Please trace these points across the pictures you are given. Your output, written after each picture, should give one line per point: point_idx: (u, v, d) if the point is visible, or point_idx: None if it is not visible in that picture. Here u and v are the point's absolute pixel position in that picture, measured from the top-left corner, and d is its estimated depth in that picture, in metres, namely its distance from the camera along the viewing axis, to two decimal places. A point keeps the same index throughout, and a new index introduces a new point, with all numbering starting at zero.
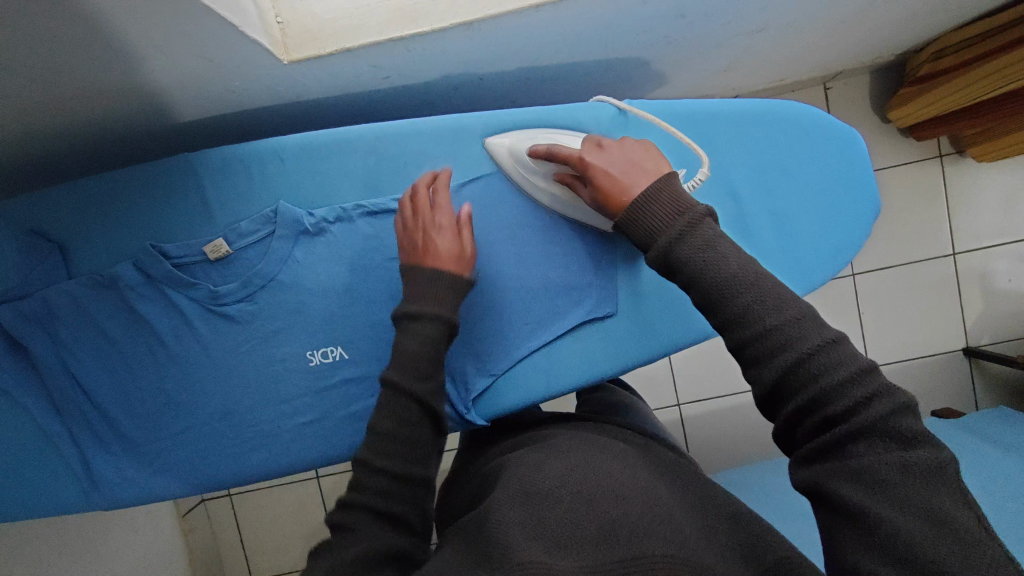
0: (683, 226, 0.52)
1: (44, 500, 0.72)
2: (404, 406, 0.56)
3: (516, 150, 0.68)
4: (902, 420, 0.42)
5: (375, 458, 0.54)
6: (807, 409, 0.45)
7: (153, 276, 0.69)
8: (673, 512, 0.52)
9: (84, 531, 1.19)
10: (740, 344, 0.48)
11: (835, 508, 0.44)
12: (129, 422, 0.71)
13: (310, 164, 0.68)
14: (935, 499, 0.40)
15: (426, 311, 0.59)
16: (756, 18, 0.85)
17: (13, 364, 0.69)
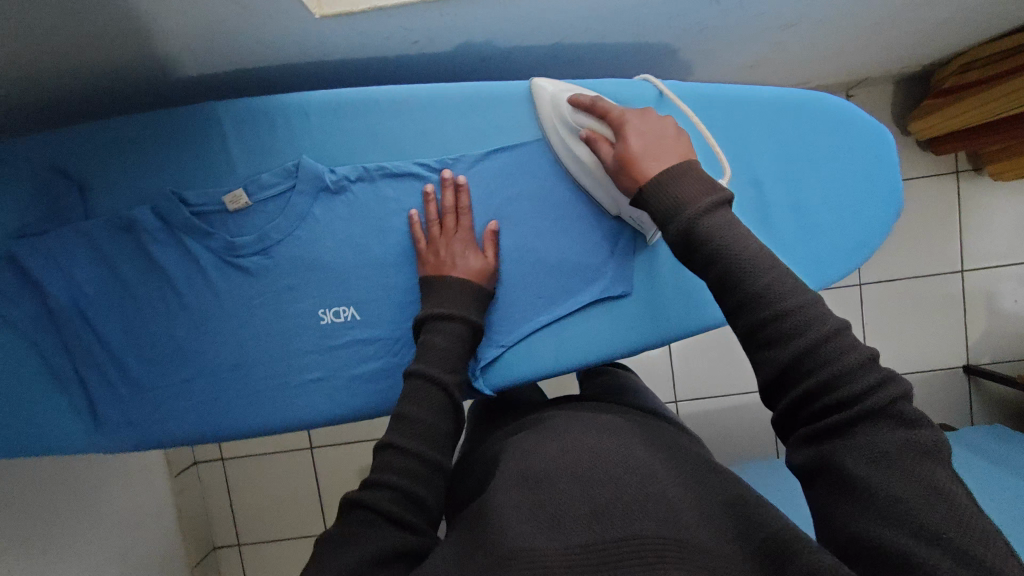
0: (710, 204, 0.51)
1: (49, 438, 0.72)
2: (434, 394, 0.59)
3: (556, 98, 0.67)
4: (906, 406, 0.44)
5: (400, 441, 0.56)
6: (817, 392, 0.45)
7: (172, 222, 0.68)
8: (668, 484, 0.51)
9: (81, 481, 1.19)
10: (752, 328, 0.48)
11: (840, 484, 0.44)
12: (138, 366, 0.71)
13: (334, 121, 0.68)
14: (936, 473, 0.41)
15: (456, 312, 0.64)
16: (792, 11, 0.84)
17: (25, 300, 0.69)
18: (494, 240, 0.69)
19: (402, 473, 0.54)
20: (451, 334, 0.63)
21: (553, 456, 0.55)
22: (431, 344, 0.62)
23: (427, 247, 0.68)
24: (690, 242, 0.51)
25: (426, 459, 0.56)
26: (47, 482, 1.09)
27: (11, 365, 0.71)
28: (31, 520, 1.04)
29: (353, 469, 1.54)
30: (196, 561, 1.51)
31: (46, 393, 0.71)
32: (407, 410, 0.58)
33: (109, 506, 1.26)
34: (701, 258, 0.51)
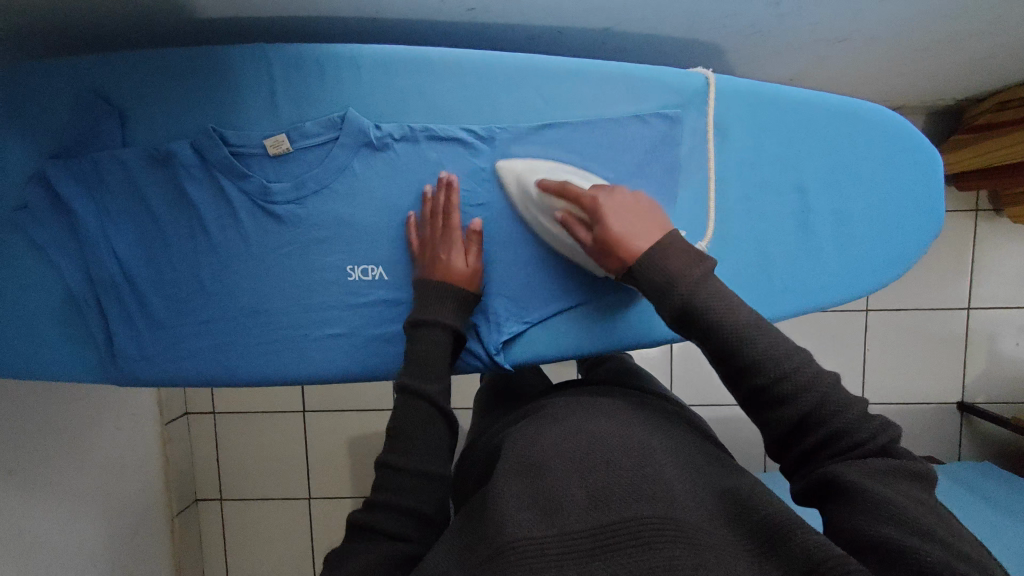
0: (698, 273, 0.51)
1: (61, 362, 0.71)
2: (417, 406, 0.59)
3: (523, 179, 0.67)
4: (896, 446, 0.48)
5: (393, 461, 0.57)
6: (826, 442, 0.47)
7: (208, 160, 0.67)
8: (669, 467, 0.51)
9: (75, 420, 1.18)
10: (756, 390, 0.49)
11: (840, 494, 0.45)
12: (159, 301, 0.70)
13: (385, 78, 0.67)
14: (916, 492, 0.45)
15: (432, 318, 0.64)
16: (848, 26, 0.84)
17: (53, 223, 0.68)
18: (476, 239, 0.68)
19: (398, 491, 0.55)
20: (432, 341, 0.63)
21: (552, 445, 0.55)
22: (415, 356, 0.62)
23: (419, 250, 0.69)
24: (686, 313, 0.51)
25: (420, 471, 0.56)
26: (41, 413, 1.08)
27: (31, 286, 0.70)
28: (23, 447, 1.04)
29: (343, 438, 1.54)
30: (177, 511, 1.51)
31: (63, 318, 0.71)
32: (397, 427, 0.59)
33: (99, 445, 1.25)
34: (697, 333, 0.51)
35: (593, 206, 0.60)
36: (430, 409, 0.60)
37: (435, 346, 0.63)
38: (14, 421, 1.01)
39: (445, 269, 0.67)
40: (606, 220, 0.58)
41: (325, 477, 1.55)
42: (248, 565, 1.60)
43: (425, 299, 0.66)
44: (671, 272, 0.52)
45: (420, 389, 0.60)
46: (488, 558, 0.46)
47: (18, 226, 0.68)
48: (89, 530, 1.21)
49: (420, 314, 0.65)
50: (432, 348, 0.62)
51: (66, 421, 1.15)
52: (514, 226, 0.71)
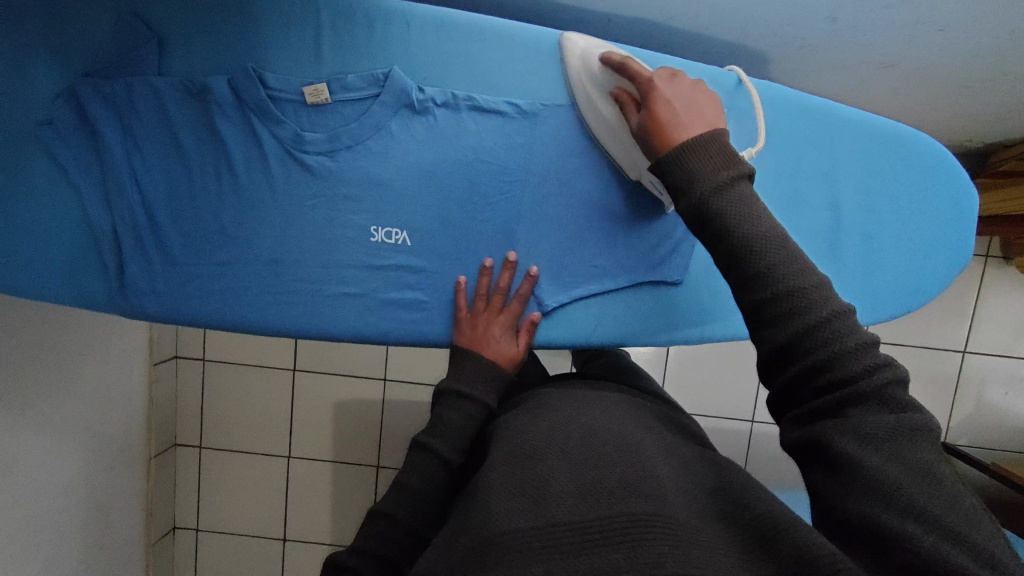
0: (726, 175, 0.48)
1: (64, 287, 0.69)
2: (433, 467, 0.61)
3: (587, 53, 0.65)
4: (899, 393, 0.42)
5: (392, 510, 0.59)
6: (813, 371, 0.43)
7: (245, 100, 0.66)
8: (660, 466, 0.50)
9: (65, 347, 1.16)
10: (756, 303, 0.45)
11: (833, 465, 0.42)
12: (177, 237, 0.69)
13: (434, 40, 0.66)
14: (923, 455, 0.40)
15: (472, 392, 0.65)
16: (895, 53, 0.83)
17: (76, 142, 0.67)
18: (529, 329, 0.71)
19: (387, 539, 0.57)
20: (464, 412, 0.64)
21: (547, 432, 0.54)
22: (444, 419, 0.64)
23: (467, 317, 0.70)
24: (705, 214, 0.48)
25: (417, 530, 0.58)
26: (35, 332, 1.08)
27: (46, 204, 0.68)
28: (14, 362, 1.03)
29: (330, 400, 1.53)
30: (155, 453, 1.50)
31: (74, 242, 0.69)
32: (406, 480, 0.60)
33: (86, 375, 1.24)
34: (711, 236, 0.48)
35: (648, 90, 0.58)
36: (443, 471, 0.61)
37: (461, 419, 0.64)
38: (8, 335, 1.00)
39: (489, 343, 0.68)
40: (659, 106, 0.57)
41: (306, 438, 1.55)
42: (218, 517, 1.59)
43: (464, 370, 0.67)
44: (695, 172, 0.49)
45: (439, 449, 0.61)
46: (476, 546, 0.46)
47: (41, 141, 0.66)
48: (67, 457, 1.21)
49: (456, 385, 0.66)
50: (462, 417, 0.64)
51: (56, 347, 1.14)
52: (541, 207, 0.71)
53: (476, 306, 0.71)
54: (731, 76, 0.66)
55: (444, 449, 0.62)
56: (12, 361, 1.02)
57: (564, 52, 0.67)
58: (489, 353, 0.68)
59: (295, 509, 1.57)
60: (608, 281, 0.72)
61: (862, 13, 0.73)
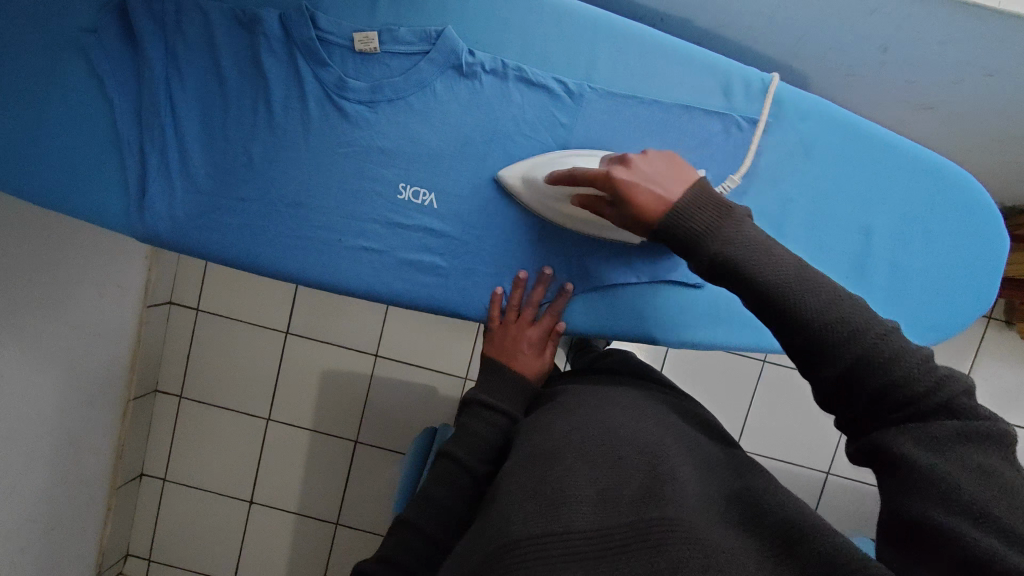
0: (724, 223, 0.50)
1: (82, 199, 0.68)
2: (454, 477, 0.60)
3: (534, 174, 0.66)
4: (969, 401, 0.43)
5: (415, 519, 0.59)
6: (875, 396, 0.43)
7: (293, 37, 0.65)
8: (682, 470, 0.50)
9: (60, 272, 1.14)
10: (799, 344, 0.46)
11: (894, 471, 0.43)
12: (204, 167, 0.68)
13: (493, 6, 0.66)
14: (990, 461, 0.41)
15: (498, 404, 0.65)
16: (937, 96, 0.83)
17: (119, 56, 0.66)
18: (557, 339, 0.72)
19: (410, 550, 0.57)
20: (489, 422, 0.64)
21: (563, 433, 0.53)
22: (467, 428, 0.63)
23: (499, 327, 0.71)
24: (718, 272, 0.50)
25: (435, 538, 0.58)
26: (34, 246, 1.06)
27: (80, 115, 0.67)
28: (9, 273, 1.01)
29: (318, 367, 1.51)
30: (134, 396, 1.48)
31: (100, 156, 0.68)
32: (430, 490, 0.60)
33: (77, 304, 1.22)
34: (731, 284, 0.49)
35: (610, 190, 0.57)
36: (465, 481, 0.60)
37: (479, 435, 0.62)
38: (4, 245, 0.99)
39: (520, 358, 0.70)
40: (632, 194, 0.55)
41: (288, 401, 1.53)
42: (187, 469, 1.57)
43: (494, 385, 0.68)
44: (699, 231, 0.50)
45: (461, 458, 0.61)
46: (491, 554, 0.45)
47: (83, 48, 0.65)
48: (48, 383, 1.18)
49: (483, 397, 0.66)
50: (486, 427, 0.63)
51: (51, 271, 1.12)
52: None
53: (509, 319, 0.71)
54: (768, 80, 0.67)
55: (469, 460, 0.61)
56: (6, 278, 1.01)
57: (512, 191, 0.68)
58: (520, 370, 0.69)
59: (267, 473, 1.54)
60: (628, 273, 0.71)
61: (916, 47, 0.73)
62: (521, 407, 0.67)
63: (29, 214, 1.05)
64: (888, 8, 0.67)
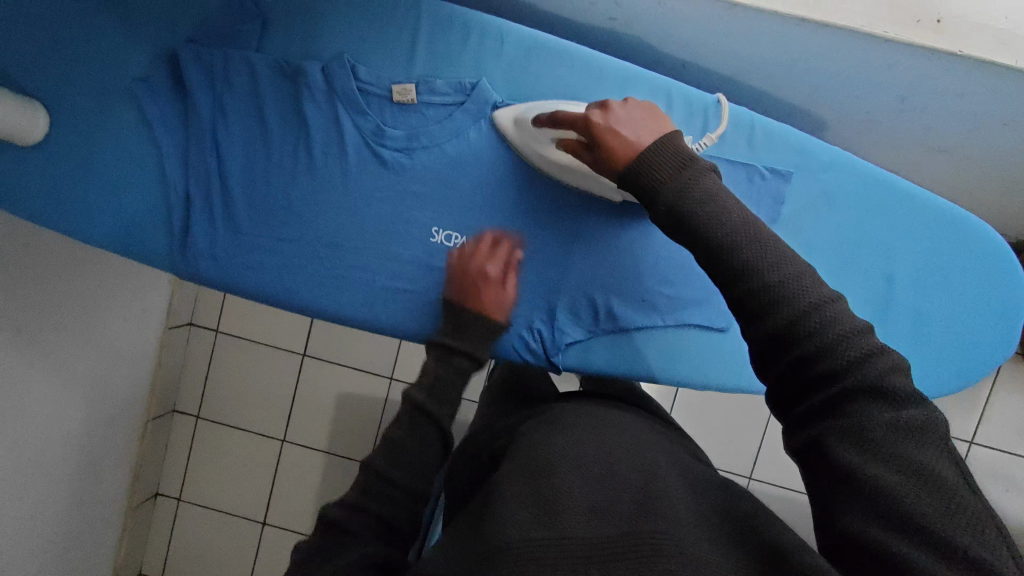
0: (687, 170, 0.50)
1: (132, 240, 0.71)
2: (424, 427, 0.53)
3: (521, 117, 0.67)
4: (897, 381, 0.40)
5: (388, 470, 0.50)
6: (800, 365, 0.41)
7: (335, 87, 0.68)
8: (672, 489, 0.49)
9: (87, 294, 1.18)
10: (739, 301, 0.45)
11: (827, 469, 0.40)
12: (246, 209, 0.71)
13: (525, 60, 0.69)
14: (925, 456, 0.37)
15: (464, 348, 0.62)
16: (954, 142, 0.85)
17: (169, 104, 0.69)
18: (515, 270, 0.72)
19: (386, 502, 0.49)
20: (457, 368, 0.60)
21: (566, 448, 0.51)
22: (436, 374, 0.58)
23: (456, 267, 0.71)
24: (674, 216, 0.49)
25: (407, 488, 0.50)
26: (59, 272, 1.09)
27: (129, 158, 0.70)
28: (38, 297, 1.04)
29: (334, 390, 1.53)
30: (153, 417, 1.51)
31: (146, 197, 0.71)
32: (395, 437, 0.52)
33: (103, 325, 1.25)
34: (685, 235, 0.48)
35: (586, 129, 0.58)
36: (433, 428, 0.54)
37: (462, 372, 0.60)
38: (31, 271, 1.02)
39: (481, 298, 0.70)
40: (607, 139, 0.56)
41: (305, 424, 1.54)
42: (203, 490, 1.58)
43: (465, 328, 0.66)
44: (659, 178, 0.50)
45: (435, 410, 0.54)
46: (485, 556, 0.44)
47: (133, 96, 0.69)
48: (71, 406, 1.21)
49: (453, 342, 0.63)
50: (455, 373, 0.59)
51: (77, 294, 1.15)
52: (599, 236, 0.72)
53: (464, 259, 0.71)
54: (742, 110, 0.69)
55: (438, 407, 0.54)
56: (34, 301, 1.04)
57: (501, 130, 0.69)
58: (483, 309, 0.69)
59: (280, 496, 1.55)
60: (653, 317, 0.72)
61: (934, 95, 0.75)
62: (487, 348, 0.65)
63: (58, 242, 1.09)
64: (906, 62, 0.69)
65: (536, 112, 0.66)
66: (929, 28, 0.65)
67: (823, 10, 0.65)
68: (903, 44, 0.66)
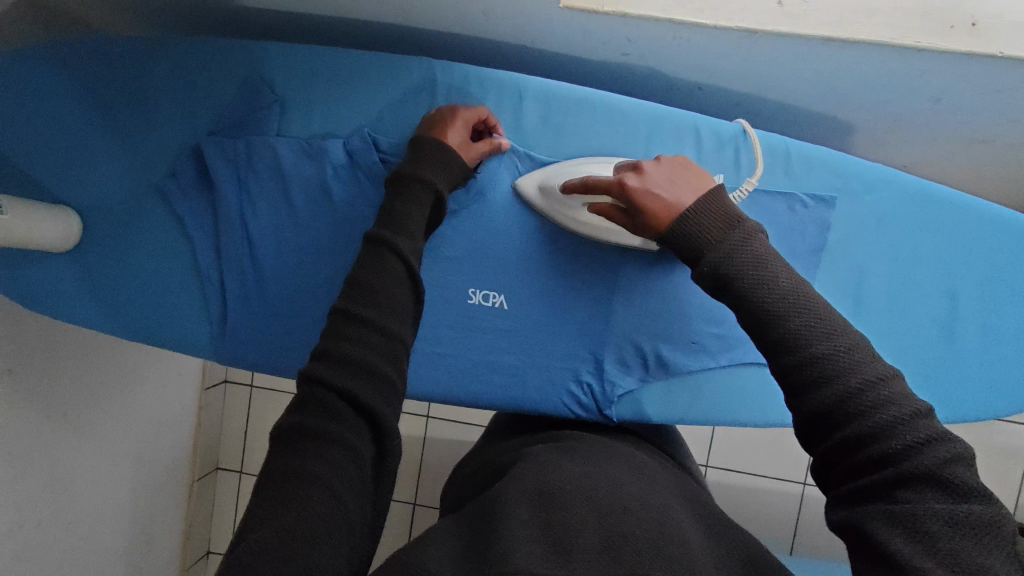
0: (730, 233, 0.50)
1: (172, 332, 0.71)
2: (388, 259, 0.51)
3: (547, 182, 0.67)
4: (959, 472, 0.39)
5: (358, 309, 0.48)
6: (851, 445, 0.41)
7: (358, 161, 0.68)
8: (690, 543, 0.45)
9: (121, 371, 1.17)
10: (784, 371, 0.45)
11: (875, 555, 0.39)
12: (280, 291, 0.70)
13: (547, 113, 0.69)
14: (981, 556, 0.37)
15: (417, 173, 0.57)
16: (995, 138, 0.80)
17: (195, 195, 0.70)
18: (492, 149, 0.66)
19: (361, 343, 0.47)
20: (414, 197, 0.56)
21: (576, 477, 0.48)
22: (399, 211, 0.55)
23: (433, 118, 0.65)
24: (718, 282, 0.49)
25: (377, 326, 0.48)
26: (94, 356, 1.09)
27: (162, 252, 0.71)
28: (74, 383, 1.04)
29: None
30: (197, 477, 1.49)
31: (182, 289, 0.71)
32: (362, 275, 0.50)
33: (141, 398, 1.25)
34: (731, 298, 0.49)
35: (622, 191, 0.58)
36: (401, 267, 0.51)
37: (419, 198, 0.56)
38: (63, 355, 1.00)
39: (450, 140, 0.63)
40: (643, 202, 0.56)
41: None
42: None
43: (422, 156, 0.59)
44: (702, 240, 0.51)
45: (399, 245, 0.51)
46: None
47: (164, 193, 0.70)
48: (119, 483, 1.20)
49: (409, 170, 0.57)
50: (413, 203, 0.55)
51: (111, 373, 1.14)
52: (640, 283, 0.70)
53: (447, 110, 0.65)
54: (774, 138, 0.68)
55: (404, 244, 0.52)
56: (71, 386, 1.03)
57: (524, 196, 0.69)
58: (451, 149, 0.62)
59: None
60: (708, 360, 0.71)
61: (972, 96, 0.70)
62: (443, 182, 0.59)
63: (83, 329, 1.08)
64: (940, 69, 0.65)
65: (563, 176, 0.67)
66: (964, 33, 0.60)
67: (848, 29, 0.61)
68: (938, 53, 0.62)
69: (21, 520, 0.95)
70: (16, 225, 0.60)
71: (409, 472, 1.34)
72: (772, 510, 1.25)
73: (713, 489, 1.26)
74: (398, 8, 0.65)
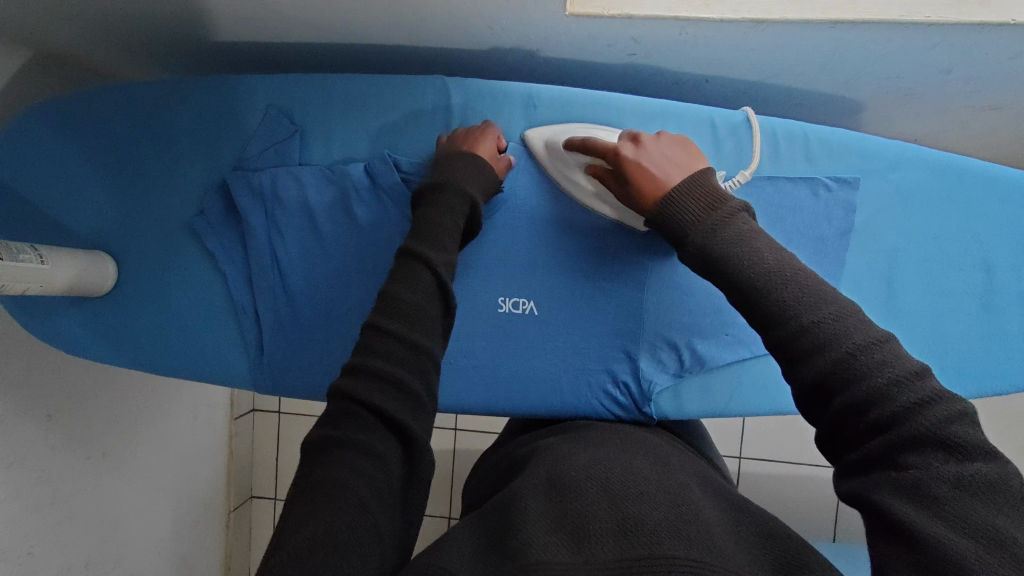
0: (717, 215, 0.51)
1: (212, 364, 0.73)
2: (414, 269, 0.51)
3: (552, 142, 0.67)
4: (963, 432, 0.38)
5: (376, 318, 0.49)
6: (850, 412, 0.41)
7: (380, 182, 0.69)
8: (710, 524, 0.44)
9: (155, 407, 1.19)
10: (778, 344, 0.45)
11: (883, 523, 0.38)
12: (311, 316, 0.71)
13: (561, 118, 0.69)
14: (990, 517, 0.35)
15: (450, 184, 0.58)
16: (1009, 104, 0.80)
17: (223, 228, 0.71)
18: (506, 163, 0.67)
19: (393, 360, 0.47)
20: (444, 207, 0.57)
21: (585, 467, 0.49)
22: (428, 220, 0.55)
23: (454, 138, 0.66)
24: (707, 261, 0.50)
25: (398, 334, 0.48)
26: (128, 395, 1.10)
27: (195, 288, 0.72)
28: (112, 422, 1.05)
29: None
30: (233, 506, 1.48)
31: (217, 322, 0.72)
32: (390, 287, 0.50)
33: (176, 432, 1.27)
34: (721, 278, 0.49)
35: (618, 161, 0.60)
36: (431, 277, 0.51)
37: (450, 207, 0.57)
38: (97, 396, 1.01)
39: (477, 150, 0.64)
40: (636, 173, 0.59)
41: None
42: None
43: (455, 168, 0.61)
44: (686, 224, 0.52)
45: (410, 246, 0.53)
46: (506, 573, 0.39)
47: (194, 230, 0.71)
48: (160, 518, 1.21)
49: (437, 180, 0.59)
50: (445, 213, 0.56)
51: (145, 409, 1.16)
52: (656, 276, 0.70)
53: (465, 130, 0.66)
54: (793, 123, 0.68)
55: (425, 250, 0.52)
56: (108, 426, 1.05)
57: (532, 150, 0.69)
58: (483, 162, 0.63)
59: None
60: (739, 348, 0.71)
61: (986, 64, 0.70)
62: (476, 192, 0.60)
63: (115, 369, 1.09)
64: (950, 41, 0.65)
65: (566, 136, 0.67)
66: (972, 4, 0.60)
67: (855, 10, 0.61)
68: (948, 25, 0.62)
69: (68, 563, 0.96)
70: (56, 273, 0.62)
71: (443, 485, 1.34)
72: (812, 495, 1.23)
73: (751, 478, 1.24)
74: (406, 29, 0.66)
